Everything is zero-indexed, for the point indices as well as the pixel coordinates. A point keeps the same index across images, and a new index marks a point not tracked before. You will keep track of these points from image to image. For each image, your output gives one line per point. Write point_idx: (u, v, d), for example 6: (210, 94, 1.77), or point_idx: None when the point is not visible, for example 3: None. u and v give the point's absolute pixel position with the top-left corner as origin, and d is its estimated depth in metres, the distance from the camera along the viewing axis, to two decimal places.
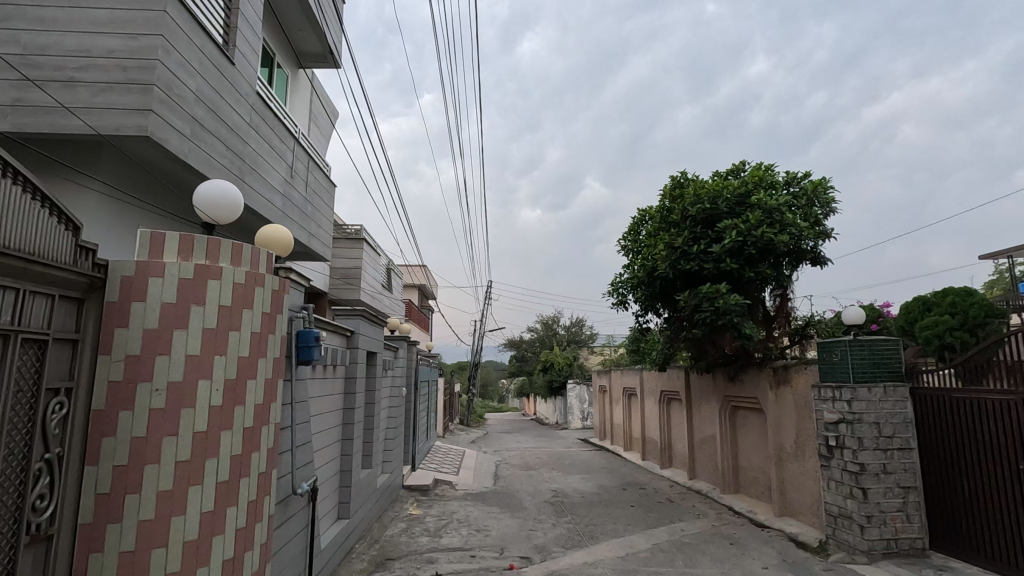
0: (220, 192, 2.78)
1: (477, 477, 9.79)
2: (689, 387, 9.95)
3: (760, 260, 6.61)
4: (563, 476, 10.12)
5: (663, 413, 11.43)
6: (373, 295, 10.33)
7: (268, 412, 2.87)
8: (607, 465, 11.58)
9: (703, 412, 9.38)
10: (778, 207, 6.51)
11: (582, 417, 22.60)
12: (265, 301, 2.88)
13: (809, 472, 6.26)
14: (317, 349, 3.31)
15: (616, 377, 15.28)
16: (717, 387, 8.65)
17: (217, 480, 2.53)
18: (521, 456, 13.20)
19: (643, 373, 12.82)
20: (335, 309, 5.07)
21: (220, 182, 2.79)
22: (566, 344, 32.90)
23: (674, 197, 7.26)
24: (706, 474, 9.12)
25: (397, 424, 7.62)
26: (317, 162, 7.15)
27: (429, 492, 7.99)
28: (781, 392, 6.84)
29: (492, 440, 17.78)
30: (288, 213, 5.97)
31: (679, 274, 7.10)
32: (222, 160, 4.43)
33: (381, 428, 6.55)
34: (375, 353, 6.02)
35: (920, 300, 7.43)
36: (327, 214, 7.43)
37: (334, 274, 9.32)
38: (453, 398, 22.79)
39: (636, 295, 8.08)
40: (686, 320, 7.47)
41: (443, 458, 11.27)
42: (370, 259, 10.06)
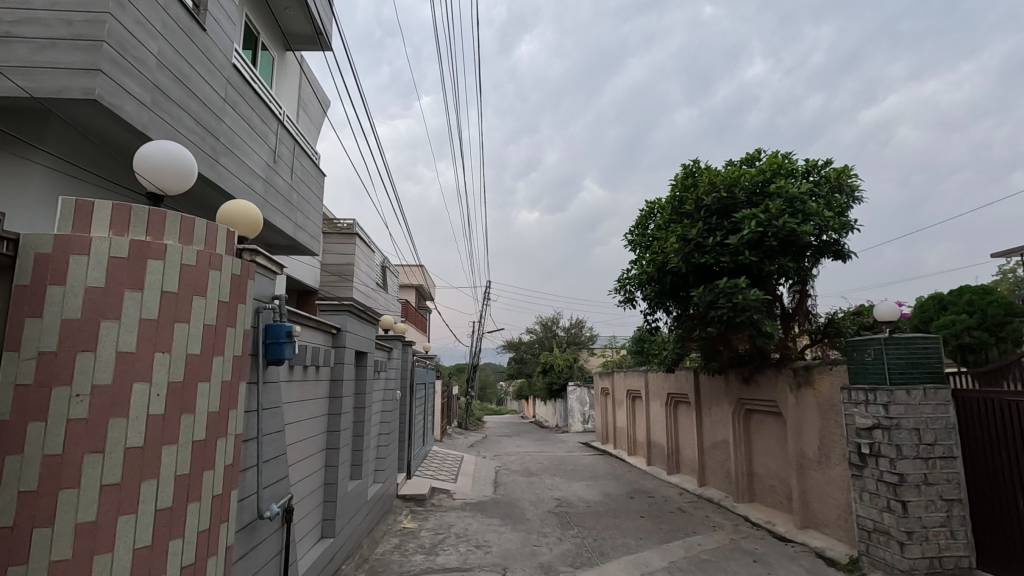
0: (163, 158, 2.28)
1: (476, 485, 9.30)
2: (698, 389, 9.48)
3: (781, 253, 6.14)
4: (567, 483, 9.63)
5: (670, 416, 10.96)
6: (368, 293, 9.86)
7: (226, 421, 2.37)
8: (612, 471, 11.10)
9: (714, 416, 8.91)
10: (800, 195, 6.06)
11: (583, 419, 22.12)
12: (222, 288, 2.38)
13: (835, 481, 5.79)
14: (289, 347, 2.80)
15: (619, 379, 14.82)
16: (730, 390, 8.18)
17: (156, 507, 2.03)
18: (521, 461, 12.71)
19: (648, 374, 12.36)
20: (319, 305, 4.58)
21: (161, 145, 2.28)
22: (566, 345, 32.43)
23: (686, 186, 6.80)
24: (718, 481, 8.64)
25: (391, 430, 7.13)
26: (305, 148, 6.65)
27: (424, 502, 7.51)
28: (802, 395, 6.38)
29: (491, 444, 17.29)
30: (271, 201, 5.49)
31: (692, 268, 6.64)
32: (190, 136, 3.95)
33: (373, 434, 6.08)
34: (366, 354, 5.54)
35: (935, 298, 6.78)
36: (316, 204, 6.94)
37: (325, 270, 8.84)
38: (451, 401, 22.31)
39: (645, 292, 7.62)
40: (699, 319, 7.01)
41: (440, 464, 10.79)
42: (363, 255, 9.59)
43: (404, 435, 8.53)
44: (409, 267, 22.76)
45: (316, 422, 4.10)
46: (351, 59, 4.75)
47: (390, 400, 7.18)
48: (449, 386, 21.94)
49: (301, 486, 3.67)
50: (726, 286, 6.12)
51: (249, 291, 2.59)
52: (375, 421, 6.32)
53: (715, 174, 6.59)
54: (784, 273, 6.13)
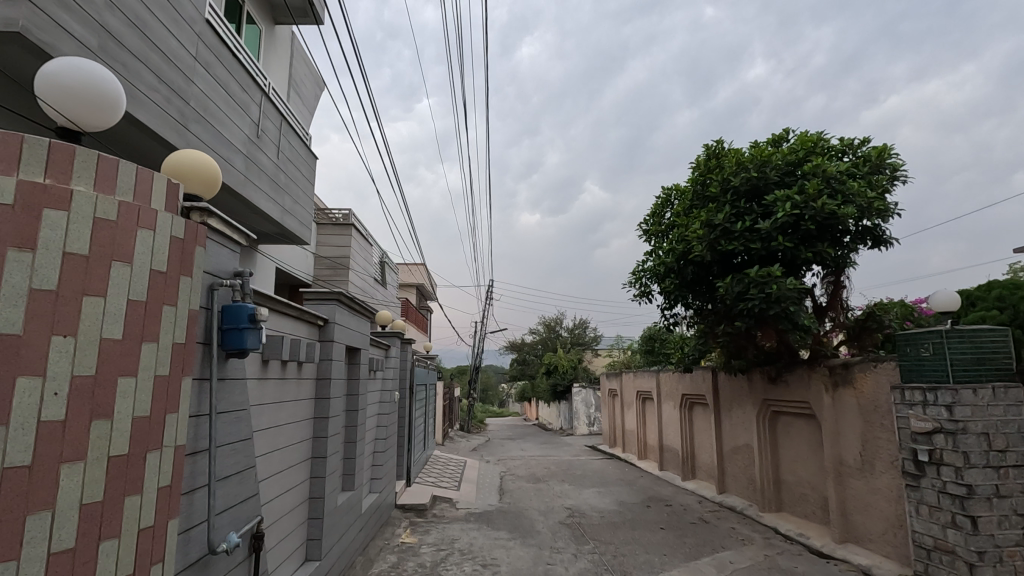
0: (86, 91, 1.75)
1: (481, 493, 8.73)
2: (717, 390, 8.90)
3: (818, 238, 5.57)
4: (577, 490, 9.06)
5: (685, 419, 10.38)
6: (365, 288, 9.30)
7: (161, 429, 1.80)
8: (623, 477, 10.52)
9: (736, 419, 8.32)
10: (838, 175, 5.50)
11: (589, 422, 21.53)
12: (156, 254, 1.80)
13: (881, 491, 5.21)
14: (253, 334, 2.19)
15: (628, 380, 14.23)
16: (755, 390, 7.59)
17: (50, 551, 1.45)
18: (527, 466, 12.14)
19: (661, 375, 11.77)
20: (305, 294, 4.02)
21: (83, 76, 1.74)
22: (570, 347, 31.85)
23: (710, 168, 6.25)
24: (740, 488, 8.05)
25: (388, 435, 6.56)
26: (295, 127, 6.07)
27: (425, 512, 6.94)
28: (840, 396, 5.80)
29: (495, 448, 16.73)
30: (253, 180, 4.94)
31: (718, 257, 6.07)
32: (150, 94, 3.39)
33: (368, 439, 5.51)
34: (360, 351, 4.97)
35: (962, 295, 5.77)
36: (307, 189, 6.38)
37: (319, 264, 8.29)
38: (453, 403, 21.75)
39: (664, 285, 7.05)
40: (724, 313, 6.44)
41: (442, 470, 10.23)
42: (360, 248, 9.03)
43: (404, 440, 7.97)
44: (410, 266, 22.23)
45: (299, 427, 3.53)
46: (362, 63, 4.31)
47: (388, 403, 6.61)
48: (450, 388, 21.39)
49: (277, 503, 3.09)
50: (758, 275, 5.56)
51: (197, 261, 2.00)
52: (370, 426, 5.75)
53: (743, 154, 6.05)
54: (821, 261, 5.56)
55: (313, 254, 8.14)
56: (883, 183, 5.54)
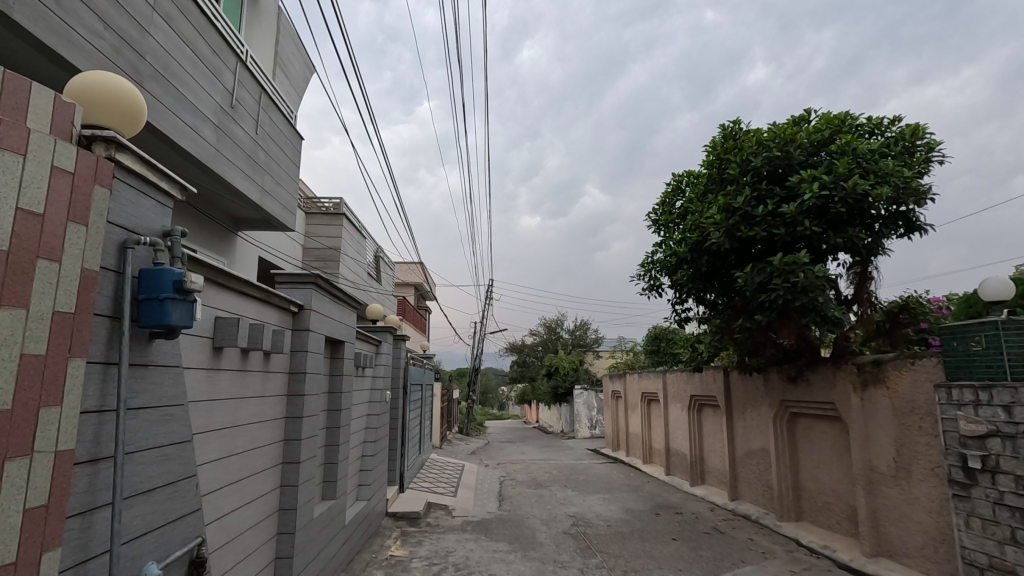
0: None
1: (479, 499, 8.23)
2: (729, 391, 8.42)
3: (847, 223, 5.08)
4: (580, 497, 8.55)
5: (694, 422, 9.89)
6: (357, 283, 8.82)
7: (32, 429, 1.29)
8: (628, 483, 10.01)
9: (750, 422, 7.83)
10: (870, 154, 5.03)
11: (590, 425, 21.01)
12: (25, 189, 1.31)
13: (920, 501, 4.72)
14: (178, 308, 1.68)
15: (633, 381, 13.73)
16: (772, 391, 7.10)
17: None
18: (527, 471, 11.64)
19: (667, 375, 11.30)
20: (277, 277, 3.53)
21: None
22: (571, 348, 31.32)
23: (727, 149, 5.77)
24: (755, 495, 7.55)
25: (379, 437, 6.07)
26: (278, 102, 5.57)
27: (418, 521, 6.45)
28: (871, 396, 5.31)
29: (494, 452, 16.21)
30: (226, 154, 4.45)
31: (736, 245, 5.59)
32: (92, 40, 2.93)
33: (354, 443, 5.02)
34: (344, 344, 4.47)
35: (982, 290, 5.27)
36: (291, 170, 5.89)
37: (308, 255, 7.83)
38: (452, 405, 21.25)
39: (676, 277, 6.57)
40: (743, 306, 5.95)
41: (439, 474, 9.73)
42: (352, 240, 8.57)
43: (397, 443, 7.47)
44: (408, 265, 21.76)
45: (264, 428, 3.04)
46: (353, 51, 3.82)
47: (379, 402, 6.12)
48: (449, 389, 20.90)
49: (231, 518, 2.59)
50: (782, 263, 5.08)
51: (96, 207, 1.50)
52: (357, 427, 5.26)
53: (763, 134, 5.58)
54: (851, 248, 5.08)
55: (301, 245, 7.67)
56: (918, 164, 5.06)
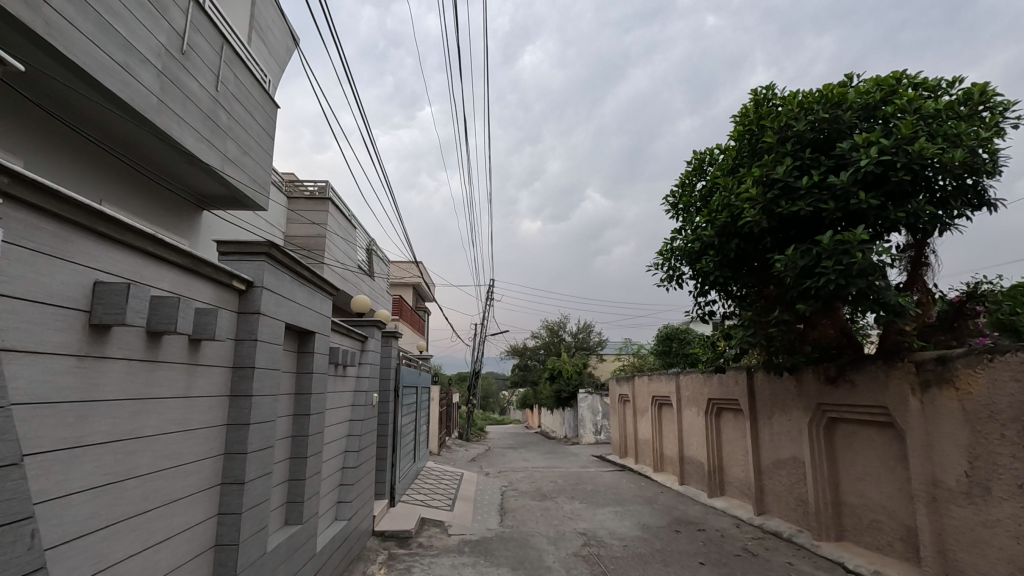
0: None
1: (479, 513, 7.48)
2: (753, 394, 7.67)
3: (909, 195, 4.33)
4: (590, 510, 7.78)
5: (712, 427, 9.14)
6: (345, 276, 8.09)
7: None
8: (641, 494, 9.24)
9: (778, 428, 7.06)
10: (934, 113, 4.29)
11: (595, 430, 20.21)
12: None
13: (1003, 525, 3.96)
14: None
15: (642, 385, 12.97)
16: (806, 393, 6.33)
17: None
18: (531, 480, 10.88)
19: (681, 377, 10.57)
20: (219, 246, 2.77)
21: None
22: (573, 351, 30.53)
23: (763, 115, 5.03)
24: (786, 510, 6.78)
25: (364, 445, 5.31)
26: (246, 60, 4.84)
27: (410, 540, 5.70)
28: (935, 400, 4.56)
29: (495, 458, 15.43)
30: (174, 107, 3.71)
31: (775, 224, 4.84)
32: None
33: (330, 454, 4.27)
34: (315, 336, 3.72)
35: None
36: (262, 141, 5.15)
37: (290, 244, 7.12)
38: (451, 409, 20.49)
39: (700, 265, 5.82)
40: (780, 296, 5.20)
41: (435, 484, 8.98)
42: (339, 228, 7.85)
43: (387, 451, 6.71)
44: (405, 264, 21.04)
45: (191, 439, 2.30)
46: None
47: (365, 406, 5.37)
48: (448, 392, 20.14)
49: (124, 569, 1.85)
50: (832, 242, 4.34)
51: None
52: (335, 436, 4.51)
53: (805, 96, 4.85)
54: (914, 224, 4.32)
55: (281, 232, 6.95)
56: (993, 126, 4.30)
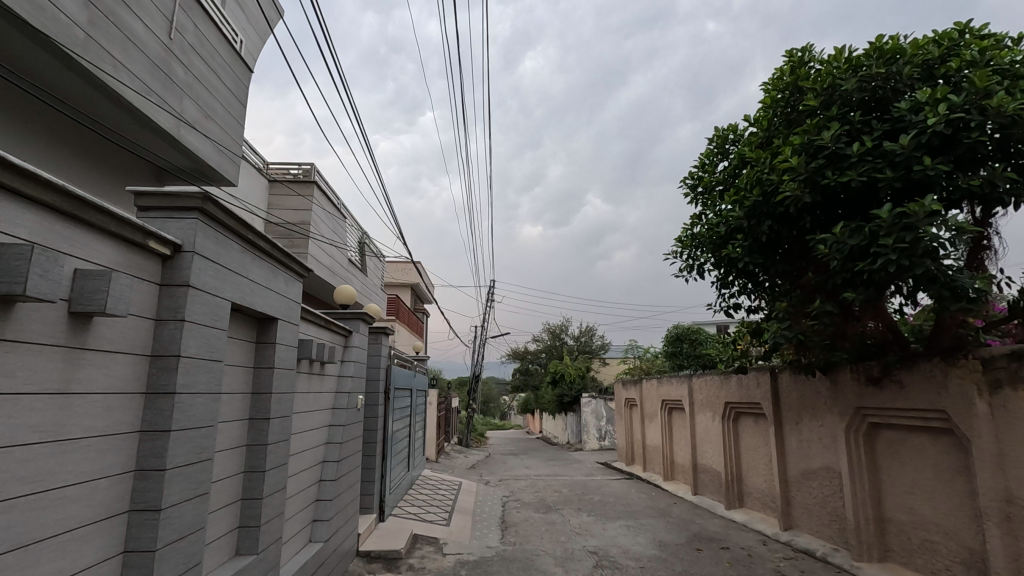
0: None
1: (478, 528, 6.83)
2: (778, 398, 7.03)
3: (982, 162, 3.69)
4: (599, 525, 7.12)
5: (729, 434, 8.49)
6: (332, 269, 7.46)
7: None
8: (652, 506, 8.59)
9: (809, 434, 6.40)
10: (1012, 66, 3.65)
11: (600, 437, 19.49)
12: None
13: None
14: None
15: (651, 388, 12.29)
16: (843, 396, 5.66)
17: None
18: (534, 489, 10.22)
19: (694, 380, 9.93)
20: (137, 198, 2.12)
21: None
22: (576, 354, 29.80)
23: (802, 77, 4.39)
24: (818, 526, 6.12)
25: (346, 454, 4.66)
26: (212, 13, 4.21)
27: (400, 563, 5.04)
28: (1009, 403, 3.92)
29: (496, 465, 14.78)
30: (109, 48, 3.08)
31: (818, 199, 4.20)
32: None
33: (300, 467, 3.61)
34: (278, 324, 3.07)
35: None
36: (233, 109, 4.52)
37: (271, 232, 6.50)
38: (451, 414, 19.82)
39: (726, 251, 5.18)
40: (821, 284, 4.56)
41: (431, 495, 8.34)
42: (326, 216, 7.21)
43: (377, 460, 6.07)
44: (403, 265, 20.41)
45: (71, 453, 1.65)
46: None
47: (347, 410, 4.72)
48: (447, 397, 19.47)
49: None
50: (891, 216, 3.70)
51: None
52: (309, 445, 3.87)
53: (852, 52, 4.21)
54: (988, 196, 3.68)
55: (261, 218, 6.32)
56: None
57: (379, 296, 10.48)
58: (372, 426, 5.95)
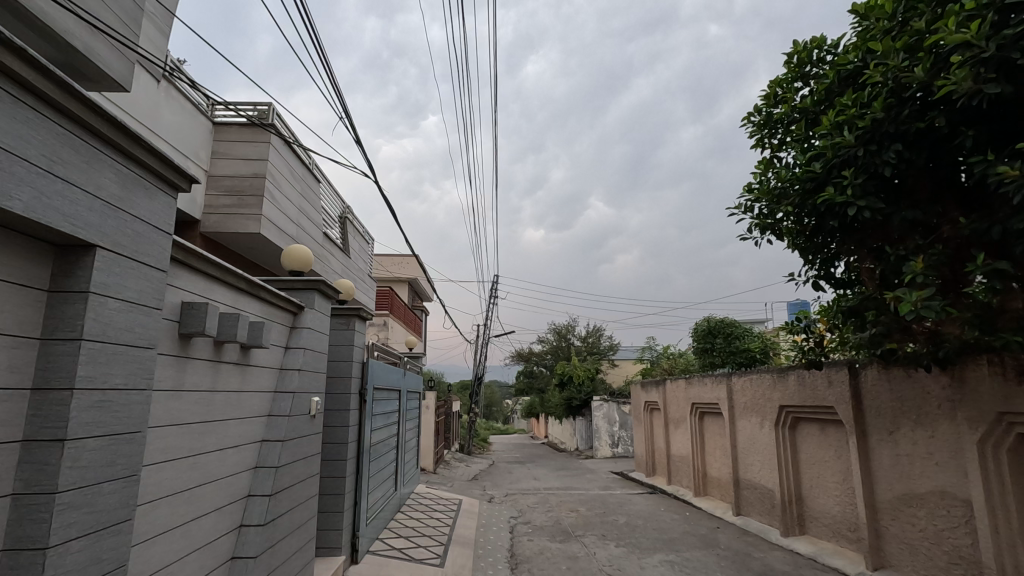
0: None
1: (481, 567, 5.39)
2: (861, 401, 5.57)
3: None
4: (634, 560, 5.66)
5: (784, 444, 7.04)
6: (298, 240, 6.05)
7: None
8: (692, 532, 7.10)
9: (911, 448, 4.93)
10: None
11: (612, 443, 18.01)
12: None
13: None
14: None
15: (678, 390, 10.81)
16: (973, 398, 4.21)
17: None
18: (546, 508, 8.76)
19: (734, 380, 8.49)
20: None
21: None
22: (583, 355, 28.29)
23: None
24: (929, 570, 4.67)
25: (293, 483, 3.23)
26: None
27: None
28: None
29: (500, 476, 13.30)
30: None
31: (1000, 93, 2.76)
32: None
33: (182, 517, 2.19)
34: (107, 252, 1.63)
35: None
36: None
37: (215, 186, 5.07)
38: (451, 418, 18.35)
39: (824, 194, 3.74)
40: (984, 232, 3.14)
41: (426, 519, 6.91)
42: (291, 172, 5.79)
43: (350, 483, 4.64)
44: (400, 257, 18.93)
45: None
46: None
47: (296, 419, 3.29)
48: (447, 401, 17.97)
49: None
50: None
51: None
52: (206, 477, 2.43)
53: None
54: None
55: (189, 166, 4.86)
56: None
57: (365, 283, 9.03)
58: (341, 438, 4.52)
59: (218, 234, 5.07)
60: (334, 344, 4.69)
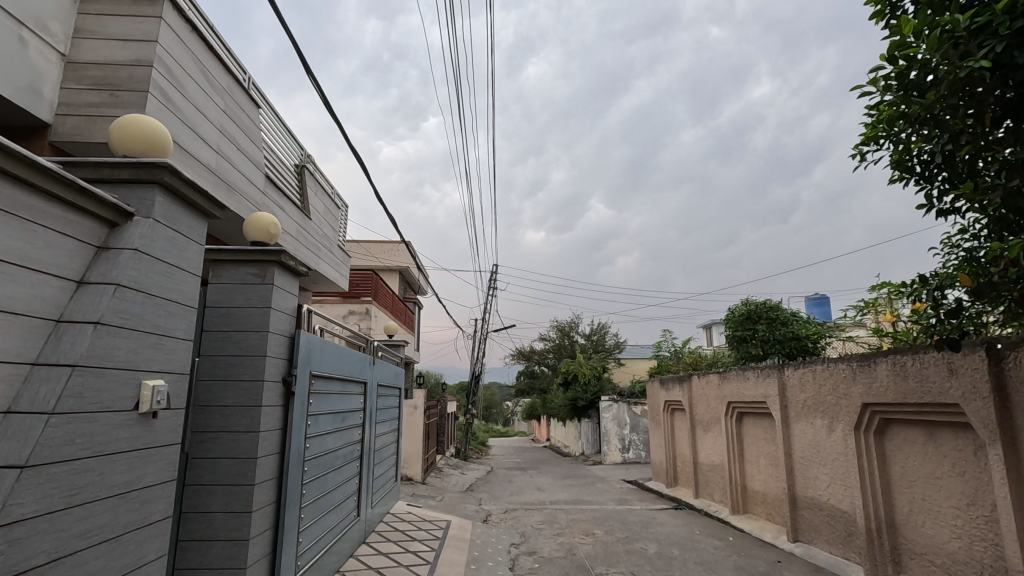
0: None
1: None
2: (1009, 396, 3.94)
3: None
4: None
5: (868, 453, 5.41)
6: (221, 172, 4.40)
7: None
8: (747, 569, 5.46)
9: None
10: None
11: (622, 448, 16.32)
12: None
13: None
14: None
15: (709, 388, 9.16)
16: None
17: None
18: (555, 531, 7.12)
19: (788, 372, 6.86)
20: None
21: None
22: (587, 353, 26.57)
23: None
24: None
25: (68, 555, 1.60)
26: None
27: None
28: None
29: (498, 486, 11.64)
30: None
31: None
32: None
33: None
34: None
35: None
36: None
37: (77, 78, 3.44)
38: (446, 421, 16.69)
39: None
40: None
41: (401, 552, 5.27)
42: (203, 72, 4.14)
43: (267, 517, 3.05)
44: (389, 244, 17.22)
45: None
46: None
47: (87, 421, 1.67)
48: (441, 401, 16.28)
49: None
50: None
51: None
52: None
53: None
54: None
55: (26, 41, 3.06)
56: None
57: (332, 254, 7.41)
58: (248, 450, 2.91)
59: (79, 148, 3.43)
60: (241, 307, 3.08)
